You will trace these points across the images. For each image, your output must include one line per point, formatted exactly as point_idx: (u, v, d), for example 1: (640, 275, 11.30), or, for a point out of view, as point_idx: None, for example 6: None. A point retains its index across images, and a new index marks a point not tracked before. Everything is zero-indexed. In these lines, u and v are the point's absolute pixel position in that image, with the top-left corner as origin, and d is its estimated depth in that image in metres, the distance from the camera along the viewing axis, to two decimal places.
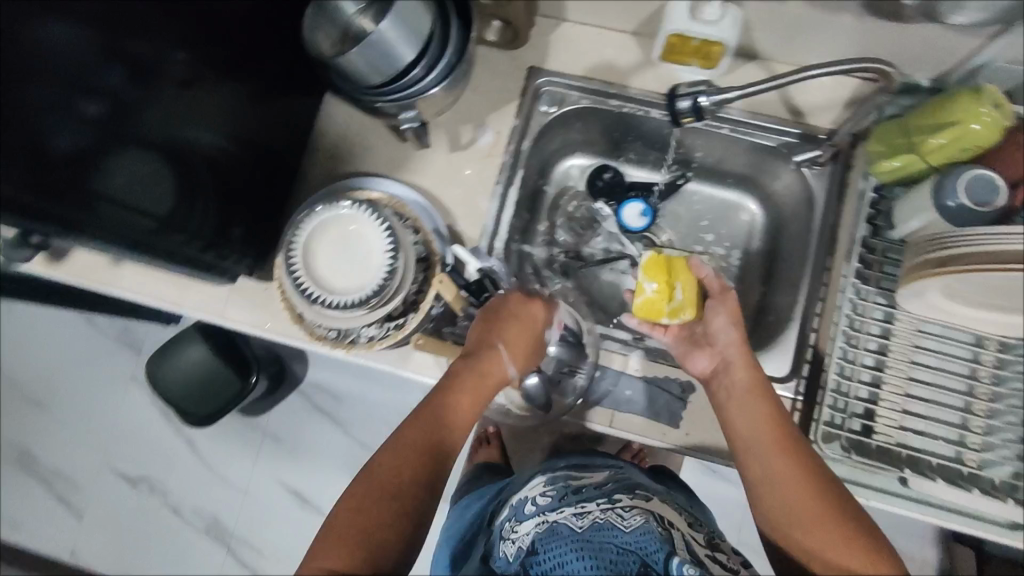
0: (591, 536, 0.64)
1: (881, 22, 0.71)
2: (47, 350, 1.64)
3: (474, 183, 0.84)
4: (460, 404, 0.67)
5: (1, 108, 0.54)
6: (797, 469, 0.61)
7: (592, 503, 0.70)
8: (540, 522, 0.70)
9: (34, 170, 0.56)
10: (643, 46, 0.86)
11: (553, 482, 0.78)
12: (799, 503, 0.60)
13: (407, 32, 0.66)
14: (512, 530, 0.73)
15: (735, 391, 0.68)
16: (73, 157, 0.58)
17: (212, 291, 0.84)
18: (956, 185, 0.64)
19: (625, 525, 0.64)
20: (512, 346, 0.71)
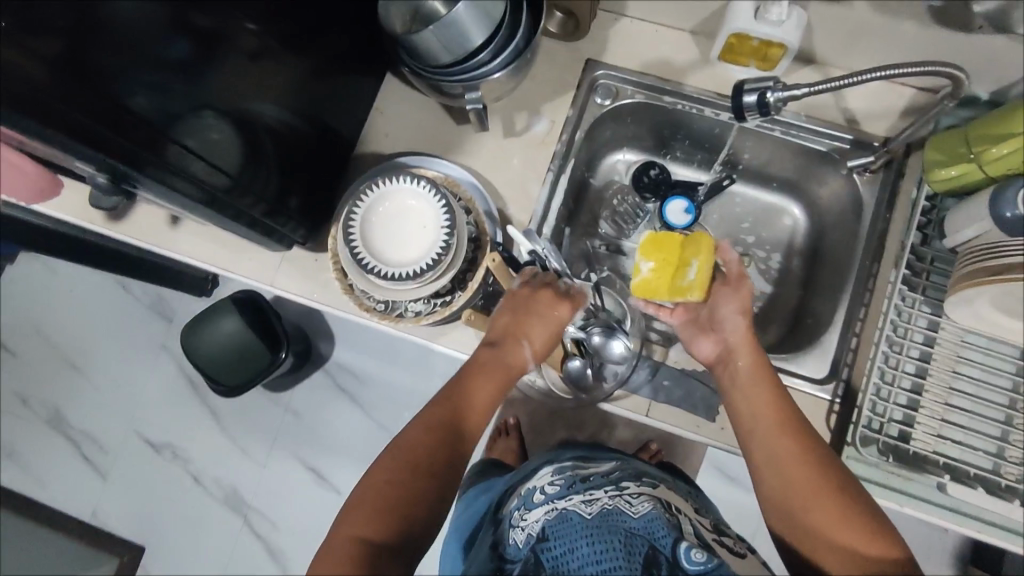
0: (600, 523, 0.63)
1: (946, 33, 0.71)
2: (84, 312, 1.68)
3: (526, 169, 0.85)
4: (480, 390, 0.69)
5: (78, 72, 0.53)
6: (797, 452, 0.62)
7: (601, 491, 0.70)
8: (550, 509, 0.68)
9: (114, 133, 0.56)
10: (702, 45, 0.87)
11: (559, 472, 0.77)
12: (799, 484, 0.60)
13: (481, 15, 0.68)
14: (520, 518, 0.70)
15: (740, 374, 0.69)
16: (147, 122, 0.58)
17: (264, 258, 0.86)
18: (1015, 196, 0.64)
19: (634, 511, 0.65)
20: (538, 332, 0.72)
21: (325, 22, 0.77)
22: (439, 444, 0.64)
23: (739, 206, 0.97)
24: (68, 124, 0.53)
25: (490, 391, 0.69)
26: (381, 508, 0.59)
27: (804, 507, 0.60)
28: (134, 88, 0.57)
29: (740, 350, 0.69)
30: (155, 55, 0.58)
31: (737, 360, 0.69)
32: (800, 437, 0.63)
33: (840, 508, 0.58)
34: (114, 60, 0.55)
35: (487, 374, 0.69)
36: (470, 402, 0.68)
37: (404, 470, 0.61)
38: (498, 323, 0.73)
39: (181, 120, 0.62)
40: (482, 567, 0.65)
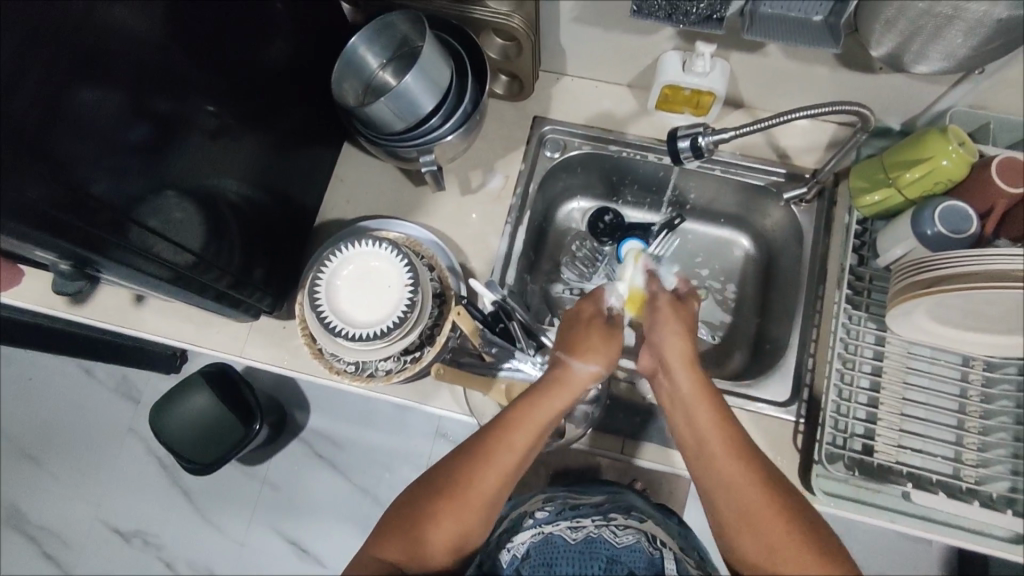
0: (583, 549, 0.72)
1: (853, 73, 0.78)
2: (45, 401, 1.63)
3: (485, 223, 0.89)
4: (519, 432, 0.65)
5: (47, 161, 0.54)
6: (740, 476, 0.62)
7: (588, 519, 0.77)
8: (536, 533, 0.76)
9: (79, 216, 0.57)
10: (638, 96, 0.93)
11: (552, 499, 0.82)
12: (742, 507, 0.61)
13: (429, 85, 0.72)
14: (508, 540, 0.78)
15: (681, 390, 0.68)
16: (110, 203, 0.60)
17: (232, 330, 0.87)
18: (932, 215, 0.71)
19: (617, 541, 0.72)
20: (587, 351, 0.69)
21: (279, 99, 0.81)
22: (463, 488, 0.63)
23: (691, 242, 1.02)
24: (34, 207, 0.54)
25: (527, 425, 0.65)
26: (403, 533, 0.63)
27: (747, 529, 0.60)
28: (97, 173, 0.59)
29: (680, 365, 0.68)
30: (120, 140, 0.60)
31: (677, 377, 0.68)
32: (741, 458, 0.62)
33: (788, 535, 0.58)
34: (79, 148, 0.57)
35: (519, 413, 0.66)
36: (503, 447, 0.64)
37: (431, 503, 0.63)
38: (557, 347, 0.73)
39: (144, 204, 0.63)
40: None
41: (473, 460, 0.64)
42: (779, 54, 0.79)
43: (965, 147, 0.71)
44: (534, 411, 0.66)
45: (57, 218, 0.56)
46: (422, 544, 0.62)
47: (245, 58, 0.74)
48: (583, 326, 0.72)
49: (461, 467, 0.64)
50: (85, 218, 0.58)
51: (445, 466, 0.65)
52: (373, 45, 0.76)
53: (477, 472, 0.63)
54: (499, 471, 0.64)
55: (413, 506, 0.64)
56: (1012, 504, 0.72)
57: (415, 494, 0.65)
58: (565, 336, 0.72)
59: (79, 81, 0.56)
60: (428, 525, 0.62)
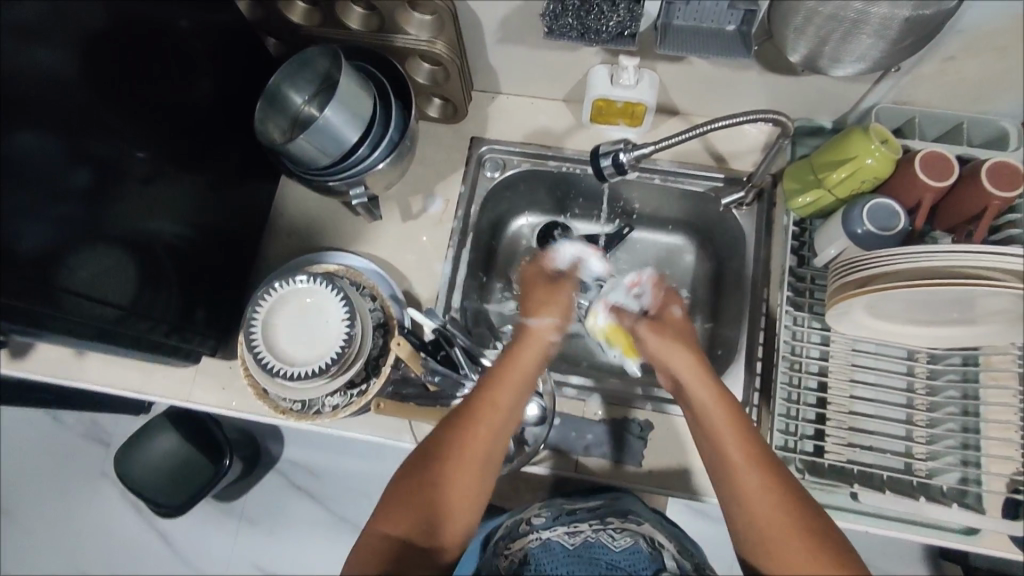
0: (584, 553, 0.73)
1: (777, 77, 0.79)
2: (12, 453, 1.60)
3: (429, 248, 0.88)
4: (503, 392, 0.65)
5: None
6: (760, 488, 0.59)
7: (584, 522, 0.76)
8: (535, 537, 0.76)
9: (8, 273, 0.56)
10: (574, 111, 0.93)
11: (547, 505, 0.80)
12: (763, 526, 0.58)
13: (352, 117, 0.71)
14: (504, 546, 0.77)
15: (699, 405, 0.66)
16: (37, 258, 0.59)
17: (177, 374, 0.85)
18: (860, 214, 0.71)
19: (615, 546, 0.74)
20: (543, 310, 0.76)
21: (210, 140, 0.80)
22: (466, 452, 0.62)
23: (641, 250, 1.03)
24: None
25: (506, 386, 0.66)
26: (410, 507, 0.60)
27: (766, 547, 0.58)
28: (34, 224, 0.58)
29: (694, 383, 0.67)
30: (57, 188, 0.60)
31: (693, 388, 0.67)
32: (763, 467, 0.60)
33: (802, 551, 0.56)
34: (15, 201, 0.57)
35: (498, 378, 0.67)
36: (493, 397, 0.65)
37: (436, 468, 0.61)
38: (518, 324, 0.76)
39: (77, 251, 0.63)
40: None
41: (467, 419, 0.63)
42: (702, 63, 0.79)
43: (888, 145, 0.71)
44: (515, 369, 0.68)
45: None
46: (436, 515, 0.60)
47: (171, 101, 0.73)
48: (530, 287, 0.82)
49: (458, 426, 0.63)
50: (15, 272, 0.57)
51: (440, 430, 0.64)
52: (295, 82, 0.76)
53: (473, 430, 0.62)
54: (495, 429, 0.63)
55: (419, 474, 0.61)
56: (962, 496, 0.73)
57: (426, 454, 0.62)
58: (527, 300, 0.79)
59: (16, 127, 0.56)
60: (438, 489, 0.60)
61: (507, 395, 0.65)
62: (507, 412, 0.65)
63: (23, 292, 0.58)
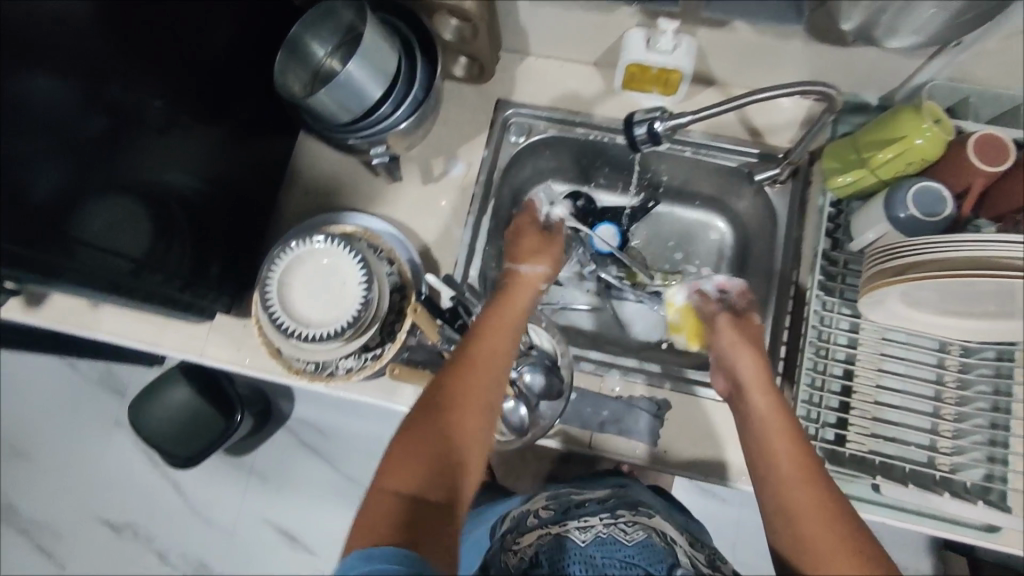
0: (595, 551, 0.68)
1: (825, 47, 0.75)
2: (29, 397, 1.63)
3: (449, 213, 0.86)
4: (493, 337, 0.65)
5: None
6: (809, 497, 0.56)
7: (595, 517, 0.73)
8: (544, 534, 0.73)
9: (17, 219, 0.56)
10: (605, 76, 0.89)
11: (555, 498, 0.80)
12: (811, 532, 0.54)
13: (375, 73, 0.68)
14: (512, 542, 0.75)
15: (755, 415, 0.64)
16: (49, 204, 0.58)
17: (191, 330, 0.85)
18: (904, 198, 0.67)
19: (628, 539, 0.69)
20: (533, 258, 0.77)
21: (230, 92, 0.78)
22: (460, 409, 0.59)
23: (666, 225, 0.99)
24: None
25: (497, 335, 0.66)
26: (416, 460, 0.54)
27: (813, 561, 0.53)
28: (47, 167, 0.58)
29: (754, 390, 0.66)
30: (71, 131, 0.59)
31: (750, 396, 0.66)
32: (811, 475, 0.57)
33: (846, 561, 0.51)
34: (23, 145, 0.56)
35: (492, 327, 0.66)
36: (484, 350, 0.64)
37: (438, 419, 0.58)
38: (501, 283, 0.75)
39: (93, 198, 0.62)
40: None
41: (458, 374, 0.61)
42: (746, 29, 0.75)
43: (941, 124, 0.67)
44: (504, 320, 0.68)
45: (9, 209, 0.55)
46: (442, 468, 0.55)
47: (188, 48, 0.70)
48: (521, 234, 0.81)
49: (455, 375, 0.61)
50: (29, 217, 0.56)
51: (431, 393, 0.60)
52: (316, 32, 0.72)
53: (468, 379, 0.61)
54: (490, 378, 0.62)
55: (418, 435, 0.56)
56: (985, 493, 0.71)
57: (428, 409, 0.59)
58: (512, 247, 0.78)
59: (20, 67, 0.56)
60: (441, 440, 0.56)
61: (497, 344, 0.65)
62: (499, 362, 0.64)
63: (32, 240, 0.57)
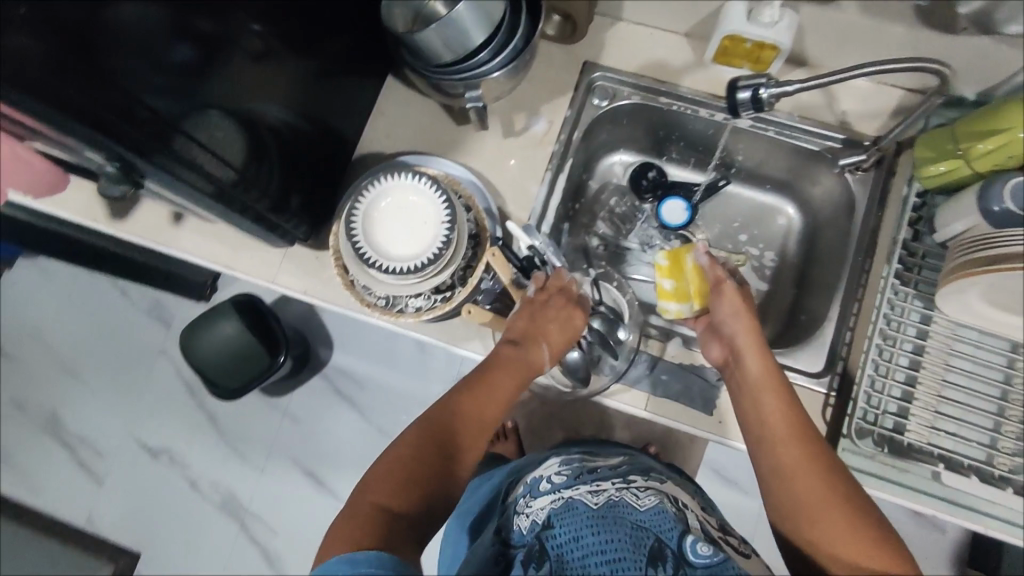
0: (607, 514, 0.67)
1: (933, 34, 0.74)
2: (82, 318, 1.69)
3: (526, 168, 0.87)
4: (501, 376, 0.70)
5: (106, 81, 0.55)
6: (810, 473, 0.61)
7: (607, 482, 0.74)
8: (556, 498, 0.72)
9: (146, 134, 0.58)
10: (695, 47, 0.89)
11: (567, 464, 0.82)
12: (820, 515, 0.59)
13: (481, 16, 0.70)
14: (526, 505, 0.74)
15: (751, 378, 0.69)
16: (166, 121, 0.60)
17: (265, 256, 0.87)
18: (1001, 191, 0.67)
19: (640, 505, 0.68)
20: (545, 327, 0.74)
21: (330, 23, 0.79)
22: (440, 454, 0.63)
23: (734, 206, 0.99)
24: (92, 103, 0.54)
25: (496, 369, 0.70)
26: (399, 483, 0.60)
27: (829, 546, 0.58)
28: (146, 82, 0.59)
29: (750, 353, 0.70)
30: (154, 55, 0.59)
31: (749, 365, 0.69)
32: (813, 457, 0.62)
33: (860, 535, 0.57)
34: (136, 69, 0.58)
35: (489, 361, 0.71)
36: (471, 407, 0.67)
37: (423, 443, 0.63)
38: (517, 323, 0.74)
39: (188, 115, 0.63)
40: (487, 551, 0.69)
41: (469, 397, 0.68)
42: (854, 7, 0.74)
43: None
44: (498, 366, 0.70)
45: (113, 119, 0.56)
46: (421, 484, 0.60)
47: None
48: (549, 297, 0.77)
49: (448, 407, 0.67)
50: (135, 126, 0.57)
51: (416, 427, 0.64)
52: None
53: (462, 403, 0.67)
54: (482, 405, 0.68)
55: (402, 465, 0.61)
56: None
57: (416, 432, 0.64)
58: (540, 318, 0.74)
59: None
60: (423, 463, 0.61)
61: (500, 382, 0.69)
62: (494, 398, 0.69)
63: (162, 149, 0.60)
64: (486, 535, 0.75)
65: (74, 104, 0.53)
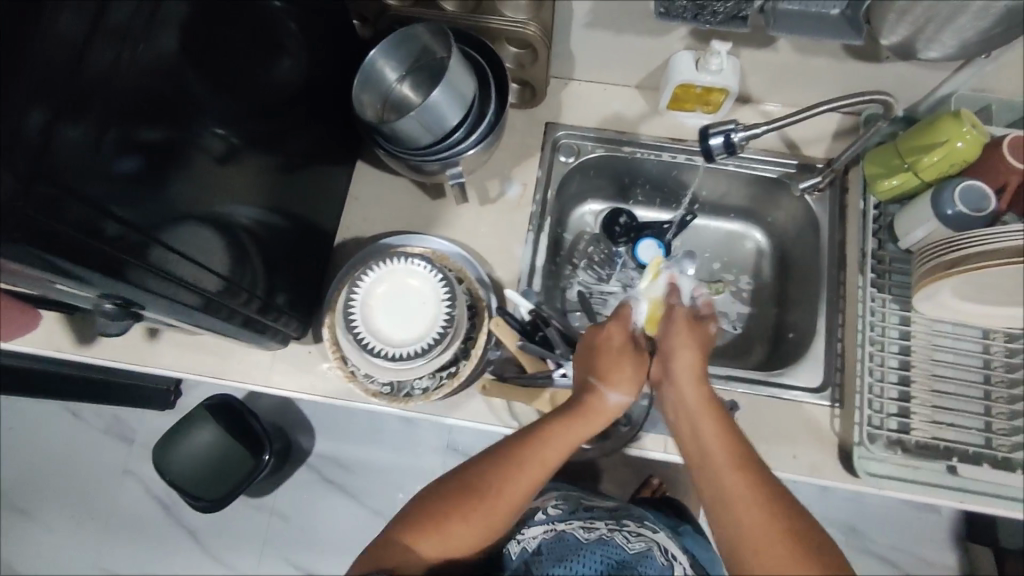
0: (597, 549, 0.73)
1: (862, 63, 0.81)
2: (30, 450, 1.55)
3: (507, 233, 0.88)
4: (558, 434, 0.68)
5: (64, 208, 0.49)
6: (747, 496, 0.61)
7: (600, 521, 0.79)
8: (548, 529, 0.78)
9: (104, 260, 0.53)
10: (647, 97, 0.94)
11: (565, 499, 0.86)
12: (755, 538, 0.59)
13: (456, 98, 0.71)
14: (519, 532, 0.80)
15: (686, 403, 0.69)
16: (131, 243, 0.55)
17: (255, 359, 0.84)
18: (952, 196, 0.73)
19: (630, 547, 0.74)
20: (615, 379, 0.71)
21: (297, 118, 0.78)
22: (474, 515, 0.66)
23: (704, 237, 1.04)
24: (47, 234, 0.48)
25: (554, 437, 0.68)
26: (423, 529, 0.67)
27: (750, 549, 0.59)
28: (108, 201, 0.53)
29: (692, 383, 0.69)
30: (109, 171, 0.53)
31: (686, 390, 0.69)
32: (753, 464, 0.63)
33: (791, 558, 0.57)
34: (101, 194, 0.52)
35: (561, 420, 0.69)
36: (513, 467, 0.67)
37: (455, 499, 0.67)
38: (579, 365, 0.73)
39: (160, 229, 0.58)
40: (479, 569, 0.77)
41: (516, 455, 0.67)
42: (790, 49, 0.81)
43: (977, 128, 0.74)
44: (558, 429, 0.68)
45: (73, 249, 0.50)
46: (444, 536, 0.66)
47: (259, 80, 0.71)
48: (609, 347, 0.72)
49: (495, 464, 0.68)
50: (94, 252, 0.52)
51: (461, 481, 0.68)
52: (391, 58, 0.75)
53: (509, 467, 0.67)
54: (533, 474, 0.67)
55: (433, 510, 0.68)
56: None
57: (455, 482, 0.69)
58: (603, 362, 0.71)
59: (70, 115, 0.50)
60: (451, 522, 0.66)
61: (556, 442, 0.68)
62: (552, 461, 0.68)
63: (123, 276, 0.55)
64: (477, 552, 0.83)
65: (31, 243, 0.47)
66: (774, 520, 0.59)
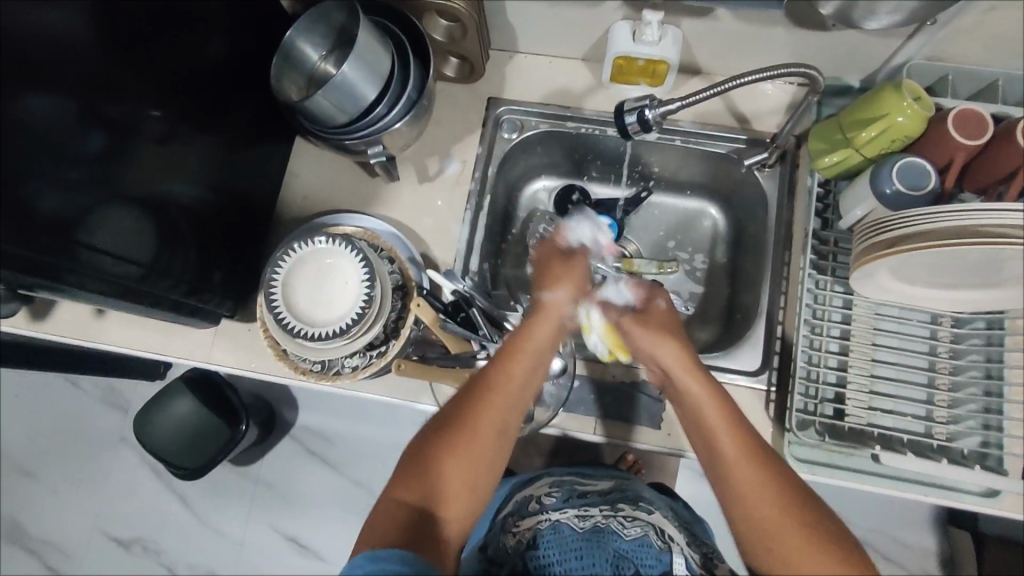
0: (591, 539, 0.66)
1: (807, 32, 0.77)
2: (31, 417, 1.63)
3: (445, 212, 0.87)
4: (522, 349, 0.65)
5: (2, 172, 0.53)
6: (764, 484, 0.57)
7: (595, 508, 0.72)
8: (542, 520, 0.71)
9: (24, 230, 0.55)
10: (593, 69, 0.91)
11: (558, 486, 0.79)
12: (779, 532, 0.55)
13: (370, 73, 0.70)
14: (514, 523, 0.74)
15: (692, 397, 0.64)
16: (57, 217, 0.58)
17: (196, 336, 0.86)
18: (890, 173, 0.70)
19: (626, 534, 0.67)
20: (558, 282, 0.72)
21: (230, 96, 0.78)
22: (468, 444, 0.59)
23: (659, 215, 1.01)
24: None
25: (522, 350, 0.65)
26: (416, 476, 0.58)
27: (759, 530, 0.56)
28: (48, 174, 0.57)
29: (686, 376, 0.65)
30: (65, 146, 0.58)
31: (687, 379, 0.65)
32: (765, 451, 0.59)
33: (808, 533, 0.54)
34: (40, 164, 0.56)
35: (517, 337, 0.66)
36: (495, 385, 0.62)
37: (443, 433, 0.60)
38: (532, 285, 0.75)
39: (97, 209, 0.62)
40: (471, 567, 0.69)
41: (495, 375, 0.63)
42: (730, 17, 0.77)
43: (920, 102, 0.70)
44: (524, 344, 0.66)
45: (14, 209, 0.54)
46: (439, 473, 0.58)
47: (191, 63, 0.71)
48: (546, 264, 0.75)
49: (476, 386, 0.62)
50: (34, 233, 0.56)
51: (443, 416, 0.61)
52: (310, 37, 0.75)
53: (491, 389, 0.62)
54: (514, 387, 0.63)
55: (423, 454, 0.59)
56: (982, 459, 0.73)
57: (440, 419, 0.61)
58: (545, 273, 0.74)
59: (21, 88, 0.54)
60: (442, 458, 0.58)
61: (520, 358, 0.64)
62: (522, 376, 0.64)
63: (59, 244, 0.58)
64: (471, 552, 0.75)
65: None
66: (795, 512, 0.56)
